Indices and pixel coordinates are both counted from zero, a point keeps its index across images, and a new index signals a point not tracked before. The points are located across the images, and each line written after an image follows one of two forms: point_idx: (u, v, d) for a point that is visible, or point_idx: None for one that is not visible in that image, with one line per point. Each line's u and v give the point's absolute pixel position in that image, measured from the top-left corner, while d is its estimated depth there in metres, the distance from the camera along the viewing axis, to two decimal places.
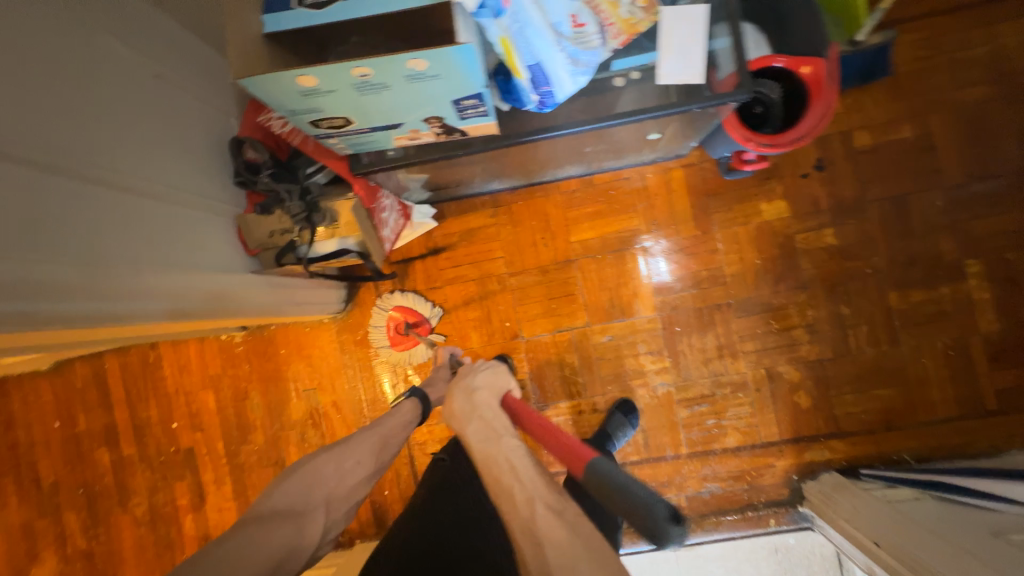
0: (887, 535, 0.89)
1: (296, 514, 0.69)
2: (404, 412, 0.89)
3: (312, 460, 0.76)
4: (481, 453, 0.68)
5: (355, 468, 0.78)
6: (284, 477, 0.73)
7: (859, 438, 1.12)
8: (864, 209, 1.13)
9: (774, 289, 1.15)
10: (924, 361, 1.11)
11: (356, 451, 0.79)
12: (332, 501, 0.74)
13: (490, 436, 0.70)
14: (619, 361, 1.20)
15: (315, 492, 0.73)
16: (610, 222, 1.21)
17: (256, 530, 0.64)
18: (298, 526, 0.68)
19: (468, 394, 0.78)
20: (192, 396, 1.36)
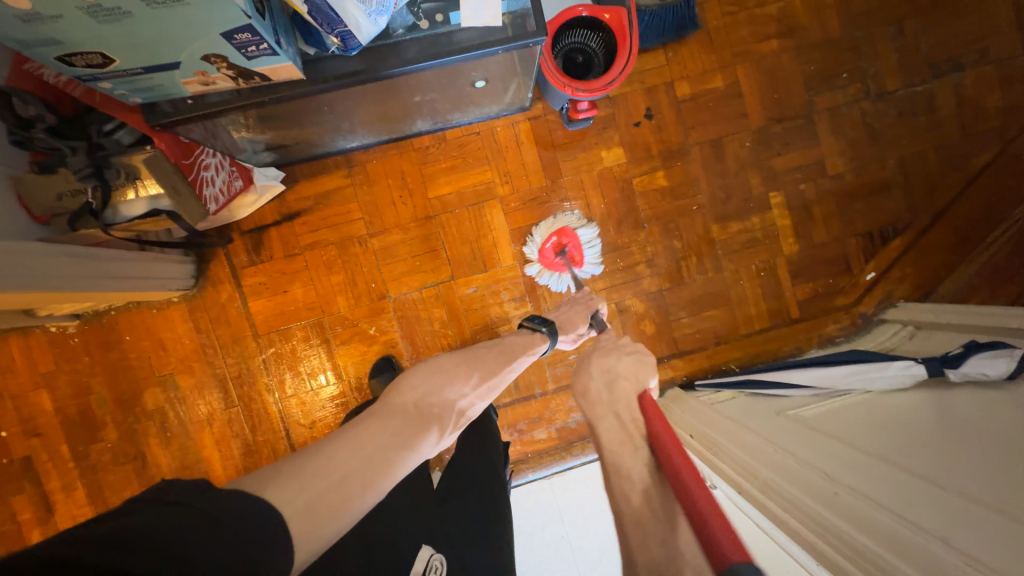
0: (698, 426, 1.04)
1: (432, 421, 0.76)
2: (536, 345, 1.02)
3: (456, 374, 0.86)
4: (612, 459, 0.71)
5: (477, 398, 0.88)
6: (426, 382, 0.82)
7: (694, 355, 1.28)
8: (688, 152, 1.25)
9: (618, 231, 1.26)
10: (742, 283, 1.28)
11: (484, 374, 0.90)
12: (453, 418, 0.82)
13: (625, 442, 0.72)
14: (486, 311, 1.25)
15: (449, 406, 0.81)
16: (465, 176, 1.23)
17: (403, 428, 0.71)
18: (429, 436, 0.74)
19: (608, 385, 0.87)
20: (22, 399, 1.21)
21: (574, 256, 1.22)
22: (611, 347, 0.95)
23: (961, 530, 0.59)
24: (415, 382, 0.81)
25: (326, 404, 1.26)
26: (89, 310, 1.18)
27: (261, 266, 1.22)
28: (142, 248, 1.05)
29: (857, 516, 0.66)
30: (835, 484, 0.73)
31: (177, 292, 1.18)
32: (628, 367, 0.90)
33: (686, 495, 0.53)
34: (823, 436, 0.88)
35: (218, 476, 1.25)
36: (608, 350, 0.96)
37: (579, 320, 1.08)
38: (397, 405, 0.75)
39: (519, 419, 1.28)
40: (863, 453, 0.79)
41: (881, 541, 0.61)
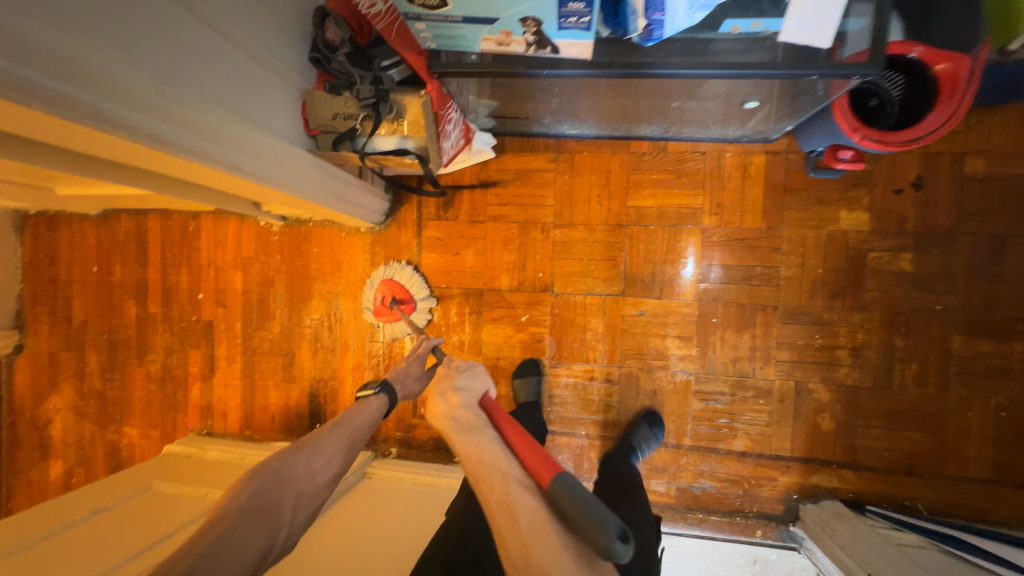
0: (879, 563, 0.86)
1: (267, 512, 0.71)
2: (373, 407, 0.94)
3: (286, 458, 0.79)
4: (463, 450, 0.71)
5: (324, 468, 0.81)
6: (248, 479, 0.75)
7: (875, 475, 1.06)
8: (954, 242, 1.03)
9: (828, 304, 1.08)
10: (970, 415, 1.03)
11: (325, 450, 0.83)
12: (299, 502, 0.76)
13: (470, 430, 0.73)
14: (644, 338, 1.16)
15: (284, 488, 0.75)
16: (672, 194, 1.14)
17: (223, 536, 0.65)
18: (265, 529, 0.69)
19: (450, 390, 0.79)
20: (221, 273, 1.39)
21: (404, 306, 1.25)
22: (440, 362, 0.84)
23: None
24: (243, 482, 0.75)
25: None
26: (295, 216, 1.30)
27: (444, 223, 1.25)
28: (359, 179, 1.11)
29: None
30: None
31: (368, 224, 1.26)
32: (465, 373, 0.84)
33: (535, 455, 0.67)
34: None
35: (344, 398, 1.34)
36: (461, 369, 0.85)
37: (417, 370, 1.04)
38: (207, 519, 0.68)
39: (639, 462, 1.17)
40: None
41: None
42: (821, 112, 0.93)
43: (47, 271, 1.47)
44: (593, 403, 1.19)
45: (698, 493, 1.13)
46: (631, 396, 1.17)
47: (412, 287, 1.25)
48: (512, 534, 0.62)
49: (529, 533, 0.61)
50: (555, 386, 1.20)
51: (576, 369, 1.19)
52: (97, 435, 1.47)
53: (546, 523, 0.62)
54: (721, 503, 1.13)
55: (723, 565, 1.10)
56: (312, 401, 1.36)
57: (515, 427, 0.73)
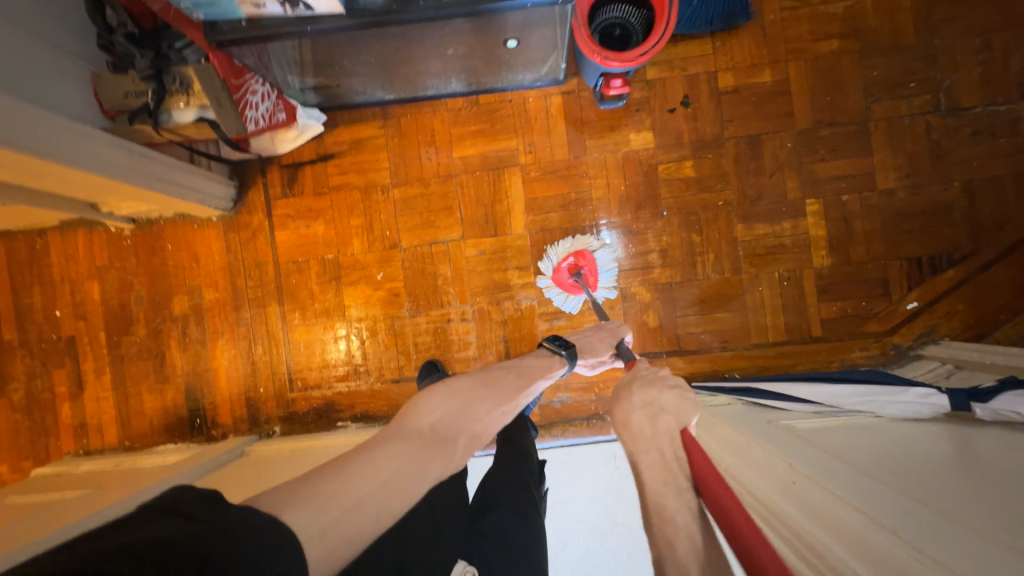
0: None
1: (447, 444, 0.71)
2: (555, 368, 0.98)
3: (475, 396, 0.81)
4: (653, 501, 0.64)
5: (499, 418, 0.83)
6: (445, 398, 0.78)
7: (697, 356, 1.21)
8: (721, 145, 1.20)
9: (634, 216, 1.23)
10: (761, 289, 1.20)
11: (503, 401, 0.85)
12: (470, 440, 0.76)
13: (670, 481, 0.65)
14: (489, 272, 1.26)
15: (467, 423, 0.77)
16: (490, 141, 1.26)
17: (411, 455, 0.65)
18: (445, 454, 0.70)
19: (650, 417, 0.76)
20: (77, 286, 1.37)
21: (591, 279, 1.19)
22: (649, 377, 0.86)
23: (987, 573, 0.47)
24: (429, 406, 0.76)
25: (326, 335, 1.32)
26: (143, 216, 1.32)
27: (292, 199, 1.31)
28: (188, 163, 1.16)
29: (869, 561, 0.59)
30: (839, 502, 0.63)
31: (217, 212, 1.30)
32: (671, 402, 0.80)
33: (737, 538, 0.51)
34: (830, 455, 0.80)
35: (222, 387, 1.35)
36: (647, 382, 0.85)
37: (603, 346, 1.05)
38: (407, 425, 0.71)
39: None
40: (836, 459, 0.77)
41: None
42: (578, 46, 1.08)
43: None
44: (455, 342, 1.27)
45: (557, 405, 1.24)
46: (486, 329, 1.26)
47: (601, 261, 1.20)
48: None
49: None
50: (419, 334, 1.28)
51: (433, 314, 1.27)
52: None
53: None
54: (579, 410, 1.24)
55: (587, 466, 1.20)
56: (190, 397, 1.36)
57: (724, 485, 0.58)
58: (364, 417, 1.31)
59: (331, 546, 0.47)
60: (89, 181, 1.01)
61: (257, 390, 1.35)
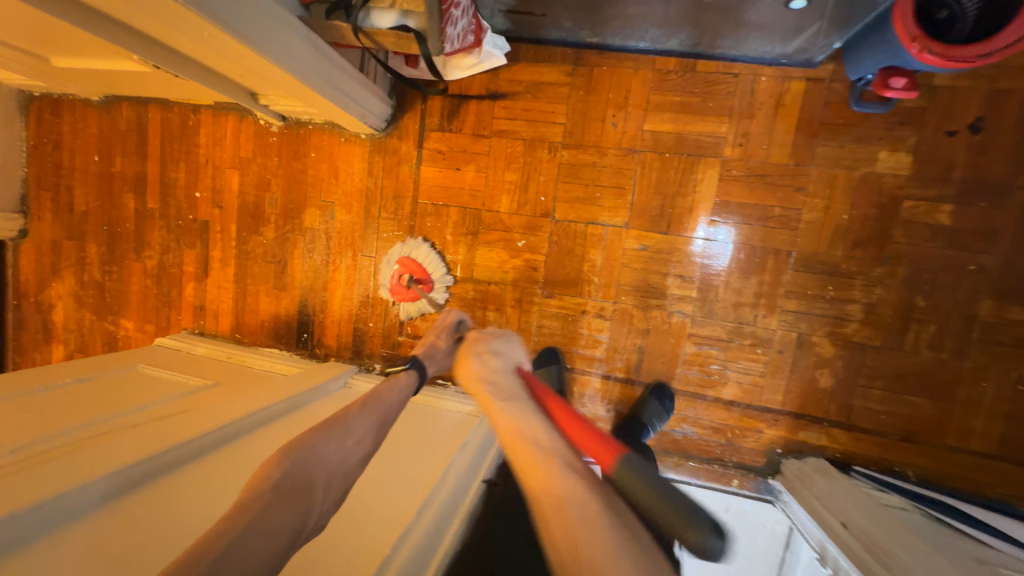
0: (861, 518, 0.83)
1: (302, 490, 0.58)
2: (400, 387, 0.82)
3: (310, 436, 0.65)
4: (503, 421, 0.62)
5: (356, 448, 0.67)
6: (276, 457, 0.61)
7: (867, 437, 1.01)
8: (1004, 195, 0.92)
9: (848, 254, 0.99)
10: (984, 386, 0.96)
11: (356, 429, 0.69)
12: (335, 477, 0.62)
13: (511, 398, 0.66)
14: (644, 274, 1.10)
15: (319, 463, 0.62)
16: (694, 120, 1.04)
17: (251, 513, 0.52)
18: (305, 505, 0.57)
19: (487, 364, 0.73)
20: (219, 172, 1.35)
21: (424, 286, 1.21)
22: (483, 334, 0.82)
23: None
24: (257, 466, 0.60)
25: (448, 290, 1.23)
26: (295, 116, 1.25)
27: (447, 135, 1.18)
28: (358, 70, 1.05)
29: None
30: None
31: (368, 130, 1.20)
32: (501, 348, 0.77)
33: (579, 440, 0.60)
34: None
35: (334, 310, 1.33)
36: (481, 341, 0.78)
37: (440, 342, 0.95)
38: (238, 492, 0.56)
39: (622, 401, 1.14)
40: None
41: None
42: (878, 23, 0.81)
43: (51, 157, 1.46)
44: (582, 338, 1.15)
45: (679, 438, 1.11)
46: (621, 332, 1.12)
47: (431, 270, 1.21)
48: (560, 524, 0.48)
49: (572, 506, 0.49)
50: (545, 317, 1.17)
51: (567, 301, 1.15)
52: (95, 326, 1.50)
53: (594, 501, 0.50)
54: (702, 450, 1.10)
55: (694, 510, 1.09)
56: (302, 310, 1.35)
57: (558, 402, 0.64)
58: None
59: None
60: (258, 68, 0.92)
61: (366, 324, 1.31)
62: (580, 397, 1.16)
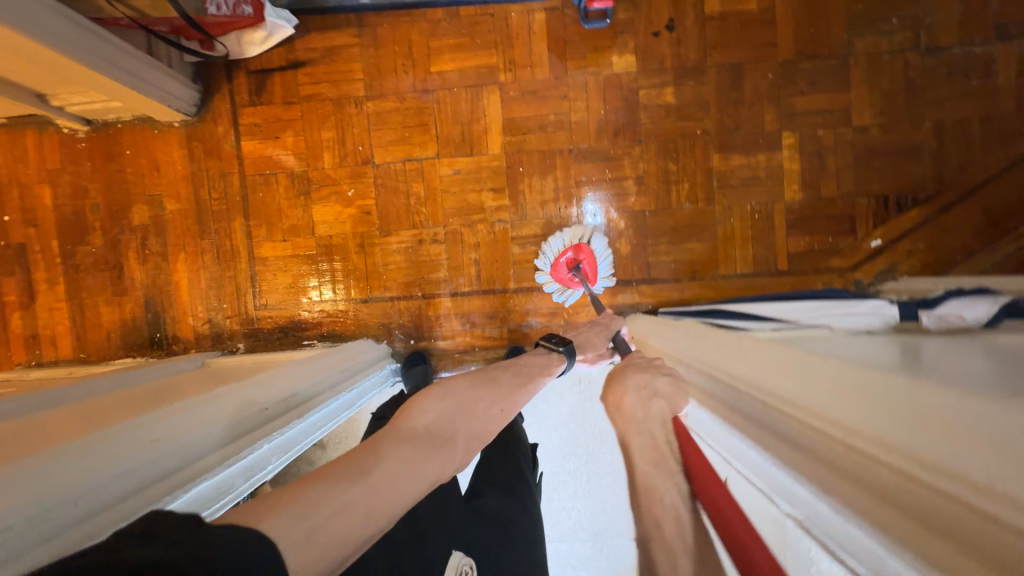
0: (660, 331, 0.94)
1: (443, 441, 0.63)
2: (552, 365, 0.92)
3: (469, 391, 0.74)
4: (645, 475, 0.57)
5: (499, 414, 0.76)
6: (435, 398, 0.70)
7: (665, 285, 1.22)
8: (704, 73, 1.19)
9: (613, 141, 1.21)
10: (733, 222, 1.20)
11: (504, 400, 0.78)
12: (470, 438, 0.68)
13: (659, 465, 0.57)
14: (462, 194, 1.24)
15: (464, 422, 0.69)
16: (469, 56, 1.22)
17: (404, 456, 0.55)
18: (446, 455, 0.61)
19: (644, 400, 0.65)
20: (27, 190, 1.30)
21: (589, 272, 1.19)
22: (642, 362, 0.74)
23: (981, 434, 0.33)
24: (416, 408, 0.68)
25: (297, 253, 1.28)
26: (98, 116, 1.25)
27: (259, 107, 1.26)
28: (147, 53, 1.09)
29: (834, 469, 0.43)
30: (778, 404, 0.54)
31: (180, 116, 1.24)
32: (669, 390, 0.68)
33: (714, 511, 0.47)
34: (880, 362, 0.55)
35: (184, 301, 1.31)
36: (642, 366, 0.73)
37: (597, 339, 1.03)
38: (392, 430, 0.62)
39: (475, 312, 1.26)
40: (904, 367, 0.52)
41: (914, 514, 0.35)
42: None
43: None
44: (426, 263, 1.26)
45: (527, 330, 1.24)
46: (457, 251, 1.24)
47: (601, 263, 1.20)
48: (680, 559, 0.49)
49: None
50: (389, 254, 1.26)
51: (405, 235, 1.25)
52: None
53: None
54: None
55: (554, 389, 1.23)
56: (149, 311, 1.32)
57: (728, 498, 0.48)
58: (330, 336, 1.29)
59: (312, 549, 0.40)
60: (31, 55, 0.92)
61: (220, 307, 1.31)
62: (439, 319, 1.26)
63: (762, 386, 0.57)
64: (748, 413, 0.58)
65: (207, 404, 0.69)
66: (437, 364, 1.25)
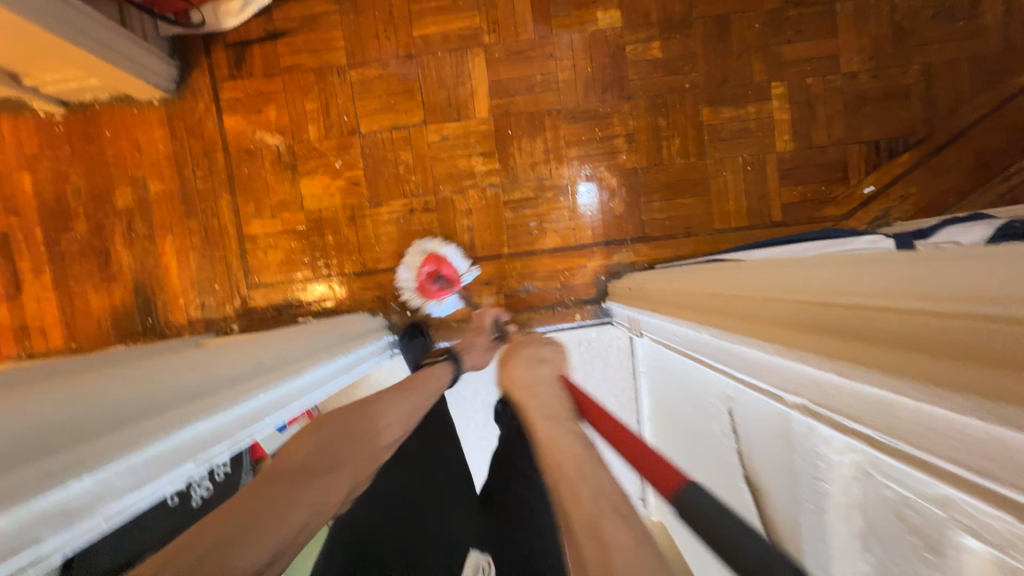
0: (652, 278, 0.94)
1: (328, 469, 0.65)
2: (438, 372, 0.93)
3: (347, 415, 0.75)
4: (546, 441, 0.56)
5: (387, 430, 0.78)
6: (315, 427, 0.71)
7: (660, 242, 1.21)
8: (689, 25, 1.18)
9: (601, 99, 1.19)
10: (726, 175, 1.19)
11: (388, 415, 0.79)
12: (364, 456, 0.72)
13: (555, 417, 0.60)
14: (451, 160, 1.22)
15: (348, 445, 0.70)
16: (451, 19, 1.20)
17: (290, 485, 0.59)
18: (327, 480, 0.63)
19: (533, 367, 0.72)
20: (6, 178, 1.27)
21: (451, 278, 1.22)
22: (525, 342, 0.84)
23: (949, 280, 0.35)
24: (294, 445, 0.68)
25: (288, 230, 1.26)
26: (74, 97, 1.22)
27: (240, 81, 1.23)
28: (121, 25, 1.06)
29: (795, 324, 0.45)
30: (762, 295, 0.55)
31: (159, 93, 1.21)
32: (554, 356, 0.78)
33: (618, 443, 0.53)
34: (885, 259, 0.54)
35: (174, 284, 1.29)
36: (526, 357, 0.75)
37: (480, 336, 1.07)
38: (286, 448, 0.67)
39: (470, 280, 1.24)
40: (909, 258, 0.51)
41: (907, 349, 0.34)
42: None
43: None
44: (418, 233, 1.24)
45: (524, 295, 1.23)
46: (449, 219, 1.23)
47: (455, 261, 1.22)
48: (593, 556, 0.43)
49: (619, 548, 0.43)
50: (381, 225, 1.24)
51: (395, 205, 1.23)
52: None
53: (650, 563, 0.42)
54: (545, 299, 1.23)
55: None
56: (139, 295, 1.30)
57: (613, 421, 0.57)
58: (324, 312, 1.28)
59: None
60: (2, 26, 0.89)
61: (211, 289, 1.29)
62: (436, 289, 1.24)
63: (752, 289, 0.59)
64: (729, 309, 0.59)
65: (157, 371, 0.61)
66: (435, 334, 1.24)
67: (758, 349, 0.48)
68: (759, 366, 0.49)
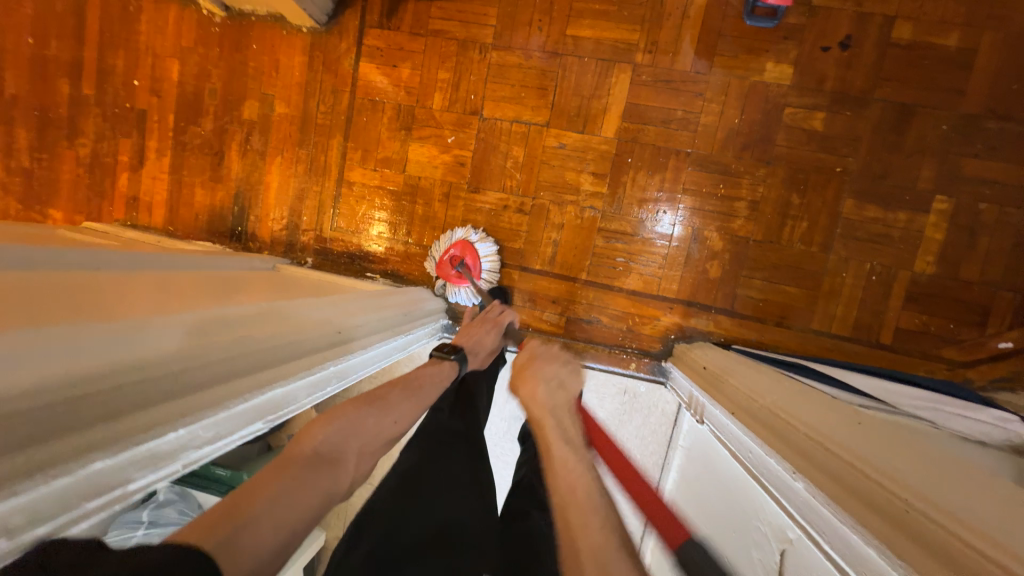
0: (737, 370, 0.87)
1: (335, 459, 0.53)
2: (445, 373, 0.78)
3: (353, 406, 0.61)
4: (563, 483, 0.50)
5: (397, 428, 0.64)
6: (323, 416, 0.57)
7: (747, 322, 1.13)
8: (866, 105, 1.05)
9: (737, 155, 1.10)
10: (844, 276, 1.08)
11: (399, 409, 0.65)
12: (366, 452, 0.58)
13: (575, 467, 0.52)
14: (560, 170, 1.18)
15: (362, 435, 0.58)
16: (611, 27, 1.13)
17: (290, 470, 0.47)
18: (334, 476, 0.51)
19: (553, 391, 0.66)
20: (159, 61, 1.36)
21: (472, 269, 1.17)
22: (544, 354, 0.75)
23: None
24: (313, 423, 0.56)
25: (384, 187, 1.28)
26: (237, 5, 1.28)
27: (386, 32, 1.24)
28: None
29: (892, 518, 0.42)
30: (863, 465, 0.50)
31: (310, 23, 1.24)
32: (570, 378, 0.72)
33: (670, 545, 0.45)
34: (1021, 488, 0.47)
35: (269, 204, 1.36)
36: (548, 358, 0.74)
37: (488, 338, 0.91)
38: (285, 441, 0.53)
39: (538, 293, 1.22)
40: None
41: None
42: None
43: None
44: (502, 230, 1.22)
45: (586, 326, 1.19)
46: (539, 227, 1.20)
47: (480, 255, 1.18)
48: None
49: None
50: (472, 212, 1.24)
51: (491, 196, 1.22)
52: (19, 214, 1.45)
53: None
54: (606, 337, 1.19)
55: (596, 391, 1.18)
56: (236, 203, 1.37)
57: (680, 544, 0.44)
58: (393, 276, 1.30)
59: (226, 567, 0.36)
60: None
61: (300, 218, 1.35)
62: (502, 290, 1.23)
63: (843, 442, 0.55)
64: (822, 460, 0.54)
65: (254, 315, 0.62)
66: None
67: (845, 525, 0.46)
68: (838, 536, 0.47)
